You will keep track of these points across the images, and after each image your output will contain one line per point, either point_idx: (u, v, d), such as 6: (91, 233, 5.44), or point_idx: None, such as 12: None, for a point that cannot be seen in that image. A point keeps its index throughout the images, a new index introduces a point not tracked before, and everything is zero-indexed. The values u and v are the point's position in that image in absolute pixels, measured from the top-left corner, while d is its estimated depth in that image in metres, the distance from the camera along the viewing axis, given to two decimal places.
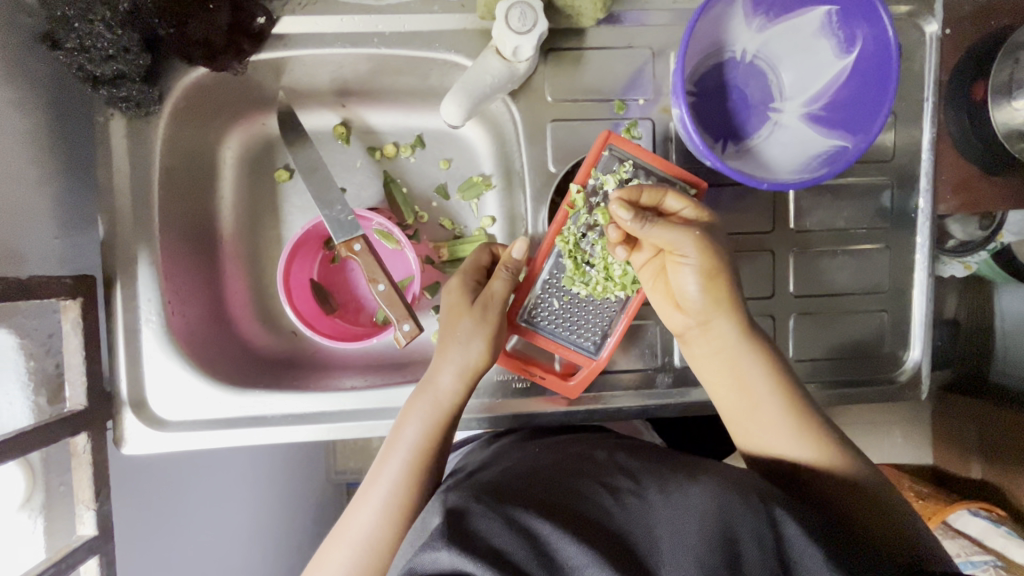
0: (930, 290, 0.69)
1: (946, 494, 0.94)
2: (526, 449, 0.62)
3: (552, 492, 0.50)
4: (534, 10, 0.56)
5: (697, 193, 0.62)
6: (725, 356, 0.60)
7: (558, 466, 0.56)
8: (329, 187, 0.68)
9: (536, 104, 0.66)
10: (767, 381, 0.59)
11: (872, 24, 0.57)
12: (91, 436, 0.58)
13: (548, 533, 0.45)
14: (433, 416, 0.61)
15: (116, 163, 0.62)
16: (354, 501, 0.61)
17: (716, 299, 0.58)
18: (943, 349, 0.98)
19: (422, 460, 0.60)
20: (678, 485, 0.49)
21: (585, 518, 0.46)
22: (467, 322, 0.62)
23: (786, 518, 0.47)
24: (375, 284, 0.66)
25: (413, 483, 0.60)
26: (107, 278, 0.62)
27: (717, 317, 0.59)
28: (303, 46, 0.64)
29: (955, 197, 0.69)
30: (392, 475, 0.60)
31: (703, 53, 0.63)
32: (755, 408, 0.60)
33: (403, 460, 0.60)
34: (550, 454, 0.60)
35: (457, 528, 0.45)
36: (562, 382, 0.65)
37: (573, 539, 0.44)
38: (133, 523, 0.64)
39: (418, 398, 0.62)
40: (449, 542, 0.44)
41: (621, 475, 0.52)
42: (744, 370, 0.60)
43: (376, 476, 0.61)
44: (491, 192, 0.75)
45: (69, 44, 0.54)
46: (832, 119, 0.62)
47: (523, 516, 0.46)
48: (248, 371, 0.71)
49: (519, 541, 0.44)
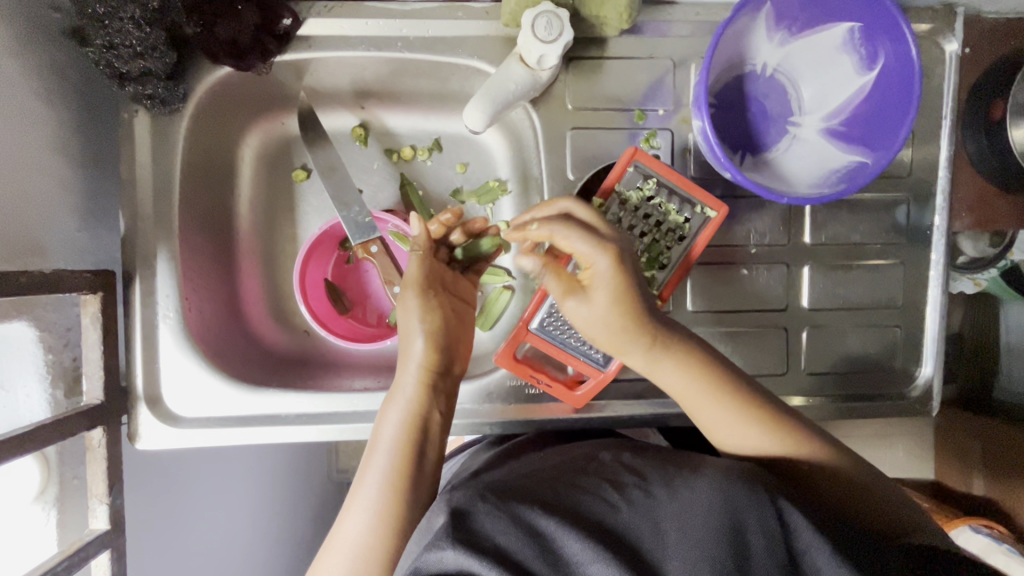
0: (943, 307, 0.69)
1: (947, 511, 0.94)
2: (531, 454, 0.62)
3: (559, 489, 0.51)
4: (560, 20, 0.56)
5: (718, 217, 0.61)
6: (653, 375, 0.60)
7: (565, 466, 0.57)
8: (347, 188, 0.68)
9: (556, 111, 0.66)
10: (708, 395, 0.58)
11: (894, 42, 0.57)
12: (107, 430, 0.58)
13: (553, 530, 0.45)
14: (409, 411, 0.60)
15: (139, 159, 0.62)
16: (346, 504, 0.59)
17: (625, 336, 0.57)
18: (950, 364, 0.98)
19: (404, 457, 0.59)
20: (683, 482, 0.50)
21: (591, 517, 0.47)
22: (416, 308, 0.62)
23: (790, 510, 0.48)
24: (391, 284, 0.70)
25: (399, 483, 0.58)
26: (126, 273, 0.63)
27: (630, 350, 0.58)
28: (327, 48, 0.64)
29: (970, 214, 0.70)
30: (378, 472, 0.58)
31: (725, 65, 0.63)
32: (701, 417, 0.60)
33: (385, 458, 0.59)
34: (556, 455, 0.60)
35: (463, 525, 0.46)
36: (567, 392, 0.65)
37: (580, 536, 0.45)
38: (143, 517, 0.64)
39: (389, 399, 0.62)
40: (454, 542, 0.44)
41: (625, 472, 0.53)
42: (676, 388, 0.59)
43: (362, 477, 0.59)
44: (506, 197, 0.76)
45: (98, 41, 0.54)
46: (851, 135, 0.63)
47: (529, 513, 0.47)
48: (261, 369, 0.71)
49: (526, 539, 0.45)
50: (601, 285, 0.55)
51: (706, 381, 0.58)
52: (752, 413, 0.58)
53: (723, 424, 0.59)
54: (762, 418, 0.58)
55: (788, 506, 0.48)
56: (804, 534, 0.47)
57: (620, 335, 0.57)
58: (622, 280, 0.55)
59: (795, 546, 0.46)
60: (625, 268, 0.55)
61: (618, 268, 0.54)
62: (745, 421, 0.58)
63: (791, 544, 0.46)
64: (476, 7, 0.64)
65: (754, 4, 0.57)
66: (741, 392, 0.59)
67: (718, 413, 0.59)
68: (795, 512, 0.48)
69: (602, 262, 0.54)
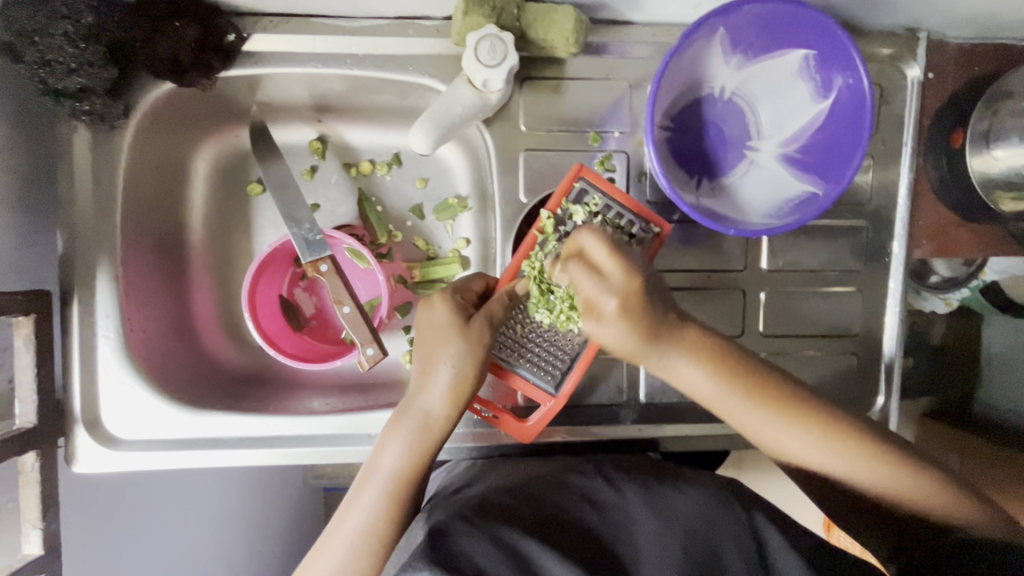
0: (901, 335, 0.68)
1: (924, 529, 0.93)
2: (509, 468, 0.61)
3: (538, 507, 0.50)
4: (504, 44, 0.56)
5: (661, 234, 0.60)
6: (674, 379, 0.56)
7: (545, 480, 0.55)
8: (298, 205, 0.66)
9: (510, 131, 0.65)
10: (758, 403, 0.54)
11: (848, 72, 0.57)
12: (40, 454, 0.57)
13: (534, 550, 0.45)
14: (420, 441, 0.57)
15: (78, 177, 0.61)
16: (329, 527, 0.57)
17: (634, 354, 0.55)
18: None
19: (401, 487, 0.57)
20: (663, 496, 0.51)
21: (568, 536, 0.47)
22: (455, 348, 0.57)
23: (766, 526, 0.49)
24: (340, 306, 0.64)
25: (392, 512, 0.56)
26: (65, 293, 0.61)
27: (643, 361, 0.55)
28: (275, 64, 0.63)
29: (931, 242, 0.69)
30: (370, 503, 0.56)
31: (681, 89, 0.61)
32: (740, 421, 0.55)
33: (382, 488, 0.56)
34: (535, 470, 0.59)
35: (442, 548, 0.44)
36: (518, 424, 0.62)
37: (559, 556, 0.44)
38: (83, 538, 0.64)
39: (400, 422, 0.58)
40: (433, 563, 0.43)
41: (607, 488, 0.53)
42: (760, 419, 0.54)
43: (351, 504, 0.57)
44: (466, 214, 0.74)
45: (31, 57, 0.53)
46: (807, 163, 0.62)
47: (510, 534, 0.46)
48: (209, 390, 0.70)
49: (504, 563, 0.44)
50: (607, 319, 0.52)
51: (738, 383, 0.54)
52: (803, 415, 0.54)
53: (773, 430, 0.54)
54: (814, 420, 0.54)
55: (763, 519, 0.49)
56: (781, 553, 0.47)
57: (634, 351, 0.54)
58: (630, 320, 0.52)
59: (769, 556, 0.46)
60: (633, 309, 0.52)
61: (626, 310, 0.52)
62: (799, 428, 0.54)
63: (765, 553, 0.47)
64: (427, 25, 0.62)
65: (707, 29, 0.56)
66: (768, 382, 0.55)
67: (757, 415, 0.54)
68: (771, 528, 0.48)
69: (608, 304, 0.52)
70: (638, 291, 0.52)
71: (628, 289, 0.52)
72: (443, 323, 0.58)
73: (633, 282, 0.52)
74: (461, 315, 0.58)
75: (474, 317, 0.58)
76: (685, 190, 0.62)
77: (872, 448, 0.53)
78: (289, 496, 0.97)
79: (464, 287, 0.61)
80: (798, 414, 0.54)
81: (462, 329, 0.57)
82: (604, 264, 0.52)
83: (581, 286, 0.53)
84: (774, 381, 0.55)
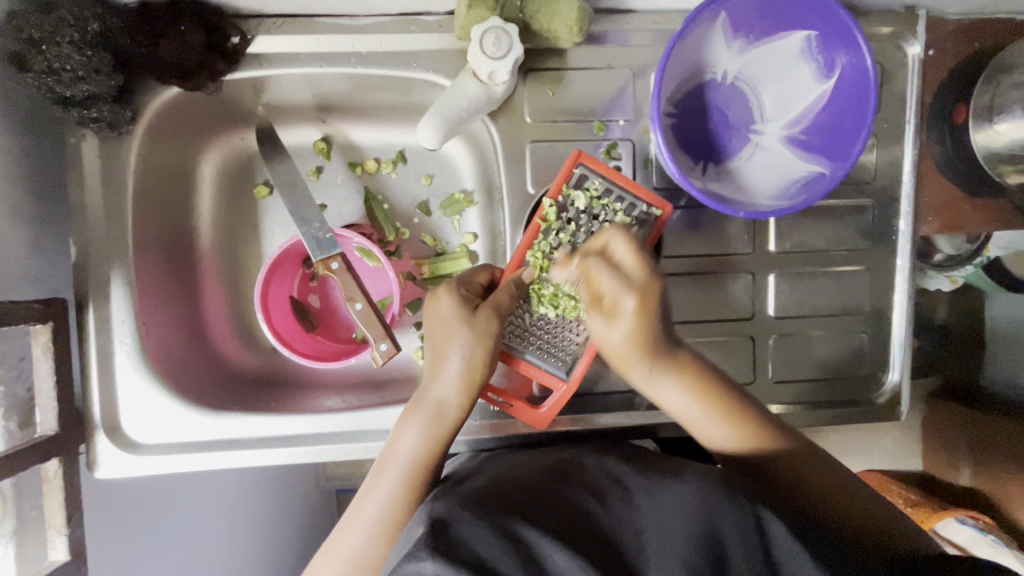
0: (910, 312, 0.69)
1: (933, 501, 0.89)
2: (516, 459, 0.61)
3: (539, 501, 0.49)
4: (508, 36, 0.57)
5: (664, 216, 0.60)
6: (654, 395, 0.59)
7: (545, 472, 0.55)
8: (307, 204, 0.66)
9: (514, 124, 0.65)
10: (709, 413, 0.58)
11: (850, 52, 0.57)
12: (62, 461, 0.58)
13: (535, 539, 0.44)
14: (435, 430, 0.58)
15: (89, 184, 0.61)
16: (346, 516, 0.57)
17: (626, 362, 0.58)
18: (933, 353, 0.96)
19: (416, 475, 0.57)
20: (666, 486, 0.49)
21: (569, 523, 0.46)
22: (464, 339, 0.57)
23: (771, 519, 0.46)
24: (352, 302, 0.64)
25: (408, 499, 0.56)
26: (80, 301, 0.62)
27: (633, 372, 0.58)
28: (277, 65, 0.63)
29: (937, 219, 0.69)
30: (385, 491, 0.56)
31: (683, 75, 0.62)
32: (691, 424, 0.59)
33: (398, 476, 0.57)
34: (540, 462, 0.58)
35: (442, 536, 0.44)
36: (531, 411, 0.63)
37: (559, 543, 0.43)
38: (107, 543, 0.64)
39: (413, 412, 0.59)
40: (433, 552, 0.43)
41: (609, 481, 0.52)
42: (699, 420, 0.58)
43: (367, 491, 0.57)
44: (473, 208, 0.74)
45: (38, 67, 0.52)
46: (812, 143, 0.62)
47: (510, 522, 0.46)
48: (226, 392, 0.71)
49: (505, 550, 0.43)
50: (622, 317, 0.56)
51: (709, 402, 0.58)
52: (756, 431, 0.57)
53: (712, 429, 0.58)
54: (730, 408, 0.57)
55: (768, 512, 0.46)
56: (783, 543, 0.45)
57: (624, 355, 0.57)
58: (643, 320, 0.56)
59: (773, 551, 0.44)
60: (648, 307, 0.55)
61: (640, 310, 0.55)
62: (714, 415, 0.57)
63: (769, 550, 0.44)
64: (429, 20, 0.63)
65: (709, 14, 0.57)
66: (720, 396, 0.58)
67: (712, 426, 0.58)
68: (775, 519, 0.46)
69: (626, 300, 0.55)
70: (657, 291, 0.56)
71: (647, 287, 0.56)
72: (452, 318, 0.58)
73: (653, 283, 0.56)
74: (466, 310, 0.58)
75: (481, 309, 0.58)
76: (690, 175, 0.63)
77: (779, 435, 0.57)
78: (303, 497, 0.98)
79: (469, 280, 0.61)
80: (732, 420, 0.57)
81: (468, 322, 0.58)
82: (628, 263, 0.56)
83: (602, 282, 0.56)
84: (730, 397, 0.58)
